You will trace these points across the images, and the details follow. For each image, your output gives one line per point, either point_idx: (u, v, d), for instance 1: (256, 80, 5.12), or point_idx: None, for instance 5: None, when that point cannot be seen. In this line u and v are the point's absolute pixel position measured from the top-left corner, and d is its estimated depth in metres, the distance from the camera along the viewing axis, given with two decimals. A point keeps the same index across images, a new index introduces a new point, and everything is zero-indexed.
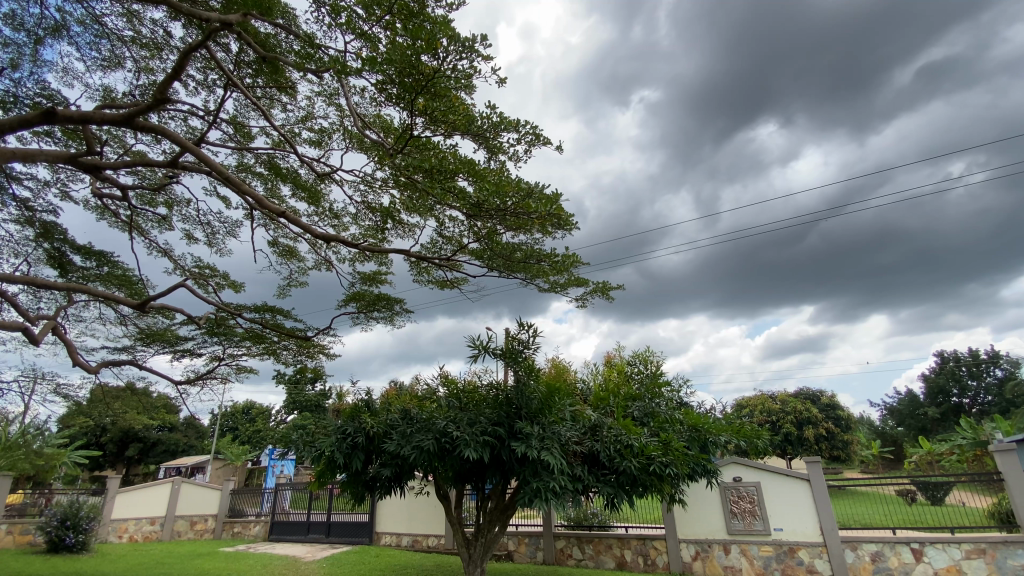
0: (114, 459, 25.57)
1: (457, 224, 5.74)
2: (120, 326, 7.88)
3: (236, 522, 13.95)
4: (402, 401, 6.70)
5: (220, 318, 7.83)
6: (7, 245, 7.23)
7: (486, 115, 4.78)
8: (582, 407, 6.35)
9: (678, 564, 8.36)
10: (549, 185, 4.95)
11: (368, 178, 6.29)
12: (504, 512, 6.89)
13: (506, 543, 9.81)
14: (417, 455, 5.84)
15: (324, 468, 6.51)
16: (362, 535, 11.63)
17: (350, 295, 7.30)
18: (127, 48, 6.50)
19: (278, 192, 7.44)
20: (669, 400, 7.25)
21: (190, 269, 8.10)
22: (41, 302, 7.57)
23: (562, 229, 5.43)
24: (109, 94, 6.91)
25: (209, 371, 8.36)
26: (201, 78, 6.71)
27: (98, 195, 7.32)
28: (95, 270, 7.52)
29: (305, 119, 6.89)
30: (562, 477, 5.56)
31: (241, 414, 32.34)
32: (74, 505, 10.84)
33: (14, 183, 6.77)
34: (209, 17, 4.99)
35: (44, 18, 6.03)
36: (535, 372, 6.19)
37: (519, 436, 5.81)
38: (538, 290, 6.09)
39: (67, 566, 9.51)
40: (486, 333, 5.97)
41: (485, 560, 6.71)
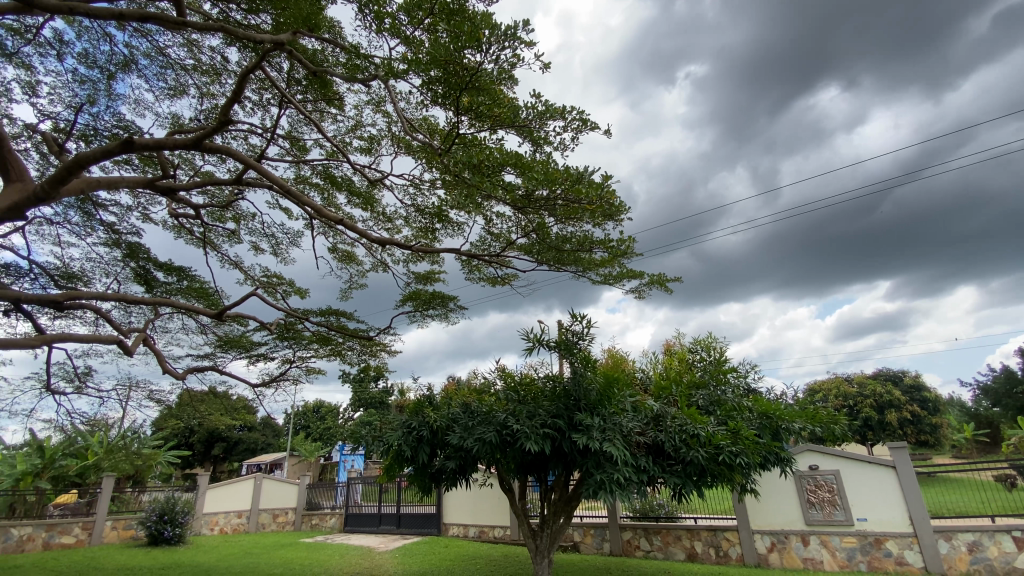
0: (202, 458, 27.84)
1: (505, 220, 5.75)
2: (201, 335, 8.49)
3: (313, 515, 14.84)
4: (462, 395, 6.81)
5: (289, 323, 8.25)
6: (100, 266, 7.95)
7: (531, 106, 4.70)
8: (643, 397, 6.21)
9: (753, 555, 8.05)
10: (599, 169, 4.81)
11: (417, 180, 6.42)
12: (568, 503, 6.88)
13: (572, 535, 9.81)
14: (479, 447, 5.93)
15: (392, 461, 6.74)
16: (431, 526, 12.03)
17: (406, 295, 7.49)
18: (189, 76, 6.94)
19: (334, 200, 7.75)
20: (735, 387, 6.96)
21: (259, 278, 8.60)
22: (132, 316, 8.26)
23: (613, 217, 5.30)
24: (177, 120, 7.42)
25: (281, 373, 8.86)
26: (258, 99, 7.09)
27: (174, 215, 7.89)
28: (176, 285, 8.14)
29: (354, 129, 7.12)
30: (626, 468, 5.47)
31: (312, 413, 34.25)
32: (170, 501, 11.88)
33: (102, 209, 7.43)
34: (261, 38, 5.22)
35: (115, 54, 6.55)
36: (592, 362, 6.12)
37: (579, 428, 5.76)
38: (591, 282, 6.00)
39: (168, 557, 10.44)
40: (541, 326, 5.94)
41: (552, 551, 6.73)
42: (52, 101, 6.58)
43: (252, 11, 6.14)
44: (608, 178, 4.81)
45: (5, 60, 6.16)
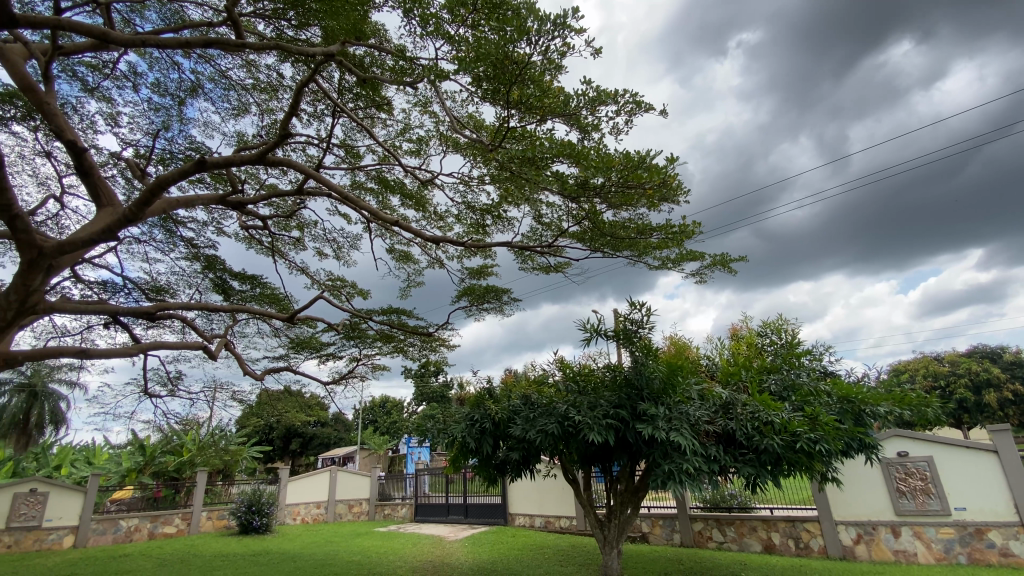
0: (282, 452, 29.90)
1: (555, 208, 5.67)
2: (275, 337, 9.03)
3: (385, 505, 15.59)
4: (522, 387, 6.84)
5: (354, 323, 8.61)
6: (184, 279, 8.62)
7: (582, 92, 4.59)
8: (710, 384, 5.99)
9: (837, 547, 7.62)
10: (660, 152, 4.64)
11: (466, 177, 6.48)
12: (635, 494, 6.75)
13: (640, 525, 9.65)
14: (542, 439, 5.92)
15: (457, 453, 6.87)
16: (498, 516, 12.24)
17: (462, 290, 7.59)
18: (250, 95, 7.35)
19: (389, 203, 7.99)
20: (811, 371, 6.57)
21: (324, 282, 9.02)
22: (213, 323, 8.90)
23: (670, 199, 5.09)
24: (241, 138, 7.89)
25: (349, 371, 9.28)
26: (313, 110, 7.40)
27: (245, 227, 8.41)
28: (250, 292, 8.69)
29: (403, 131, 7.27)
30: (696, 458, 5.30)
31: (379, 408, 35.77)
32: (257, 493, 12.79)
33: (181, 226, 8.03)
34: (313, 51, 5.38)
35: (183, 81, 7.03)
36: (653, 351, 5.97)
37: (643, 417, 5.63)
38: (648, 267, 5.85)
39: (257, 544, 11.26)
40: (599, 316, 5.84)
41: (621, 542, 6.66)
42: (132, 129, 7.16)
43: (302, 26, 6.41)
44: (669, 161, 4.62)
45: (89, 95, 6.77)
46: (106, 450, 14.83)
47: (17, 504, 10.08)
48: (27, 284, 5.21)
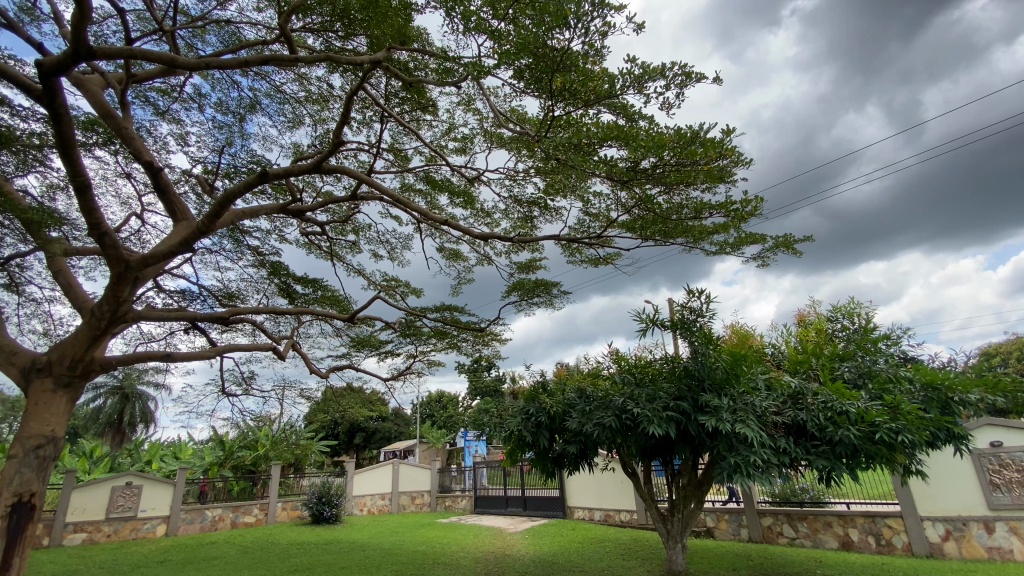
0: (347, 445, 31.45)
1: (603, 198, 5.58)
2: (337, 337, 9.43)
3: (446, 497, 16.03)
4: (576, 380, 6.78)
5: (410, 320, 8.85)
6: (252, 285, 9.16)
7: (627, 70, 4.37)
8: (778, 373, 5.71)
9: (922, 545, 7.09)
10: (714, 125, 4.38)
11: (511, 172, 6.49)
12: (699, 488, 6.55)
13: (704, 520, 9.39)
14: (600, 432, 5.83)
15: (514, 447, 6.92)
16: (556, 509, 12.27)
17: (511, 285, 7.60)
18: (303, 107, 7.69)
19: (437, 202, 8.14)
20: (889, 357, 6.11)
21: (381, 282, 9.33)
22: (280, 325, 9.41)
23: (726, 177, 4.89)
24: (297, 149, 8.27)
25: (407, 367, 9.56)
26: (362, 117, 7.63)
27: (305, 233, 8.84)
28: (313, 294, 9.13)
29: (448, 131, 7.36)
30: (764, 450, 5.08)
31: (435, 402, 36.75)
32: (326, 485, 13.48)
33: (248, 235, 8.53)
34: (360, 59, 5.52)
35: (242, 98, 7.43)
36: (713, 340, 5.77)
37: (706, 409, 5.46)
38: (705, 253, 5.66)
39: (328, 534, 11.86)
40: (654, 306, 5.69)
41: (685, 536, 6.51)
42: (199, 147, 7.66)
43: (349, 36, 6.62)
44: (725, 133, 4.38)
45: (160, 118, 7.30)
46: (191, 445, 16.08)
47: (115, 496, 11.09)
48: (117, 296, 5.70)
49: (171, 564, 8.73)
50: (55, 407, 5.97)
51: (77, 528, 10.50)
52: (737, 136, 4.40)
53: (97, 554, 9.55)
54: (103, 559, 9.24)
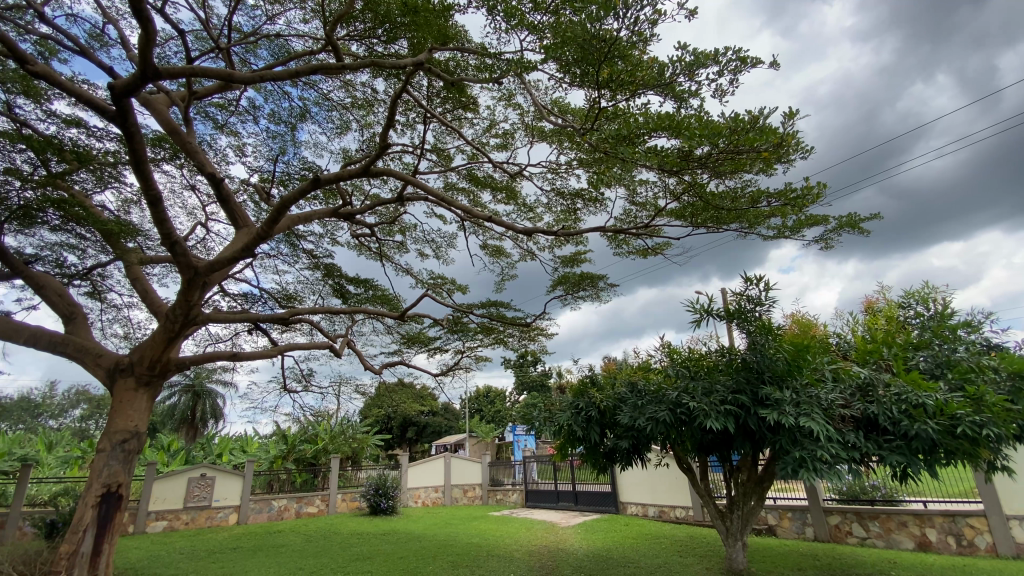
0: (400, 439, 32.53)
1: (651, 186, 5.43)
2: (389, 334, 9.70)
3: (497, 491, 16.21)
4: (627, 374, 6.66)
5: (457, 317, 8.99)
6: (309, 286, 9.56)
7: (678, 58, 4.20)
8: (845, 363, 5.40)
9: (1011, 547, 6.55)
10: (776, 110, 4.11)
11: (554, 165, 6.45)
12: (760, 484, 6.31)
13: (766, 517, 9.07)
14: (653, 427, 5.70)
15: (564, 441, 6.88)
16: (609, 504, 12.17)
17: (556, 279, 7.55)
18: (350, 113, 7.93)
19: (480, 199, 8.20)
20: (971, 345, 5.65)
21: (428, 280, 9.52)
22: (335, 324, 9.79)
23: (784, 161, 4.63)
24: (346, 154, 8.55)
25: (456, 363, 9.72)
26: (405, 119, 7.78)
27: (355, 235, 9.14)
28: (364, 294, 9.45)
29: (490, 128, 7.39)
30: (832, 444, 4.83)
31: (483, 397, 37.20)
32: (382, 478, 13.95)
33: (302, 239, 8.90)
34: (403, 62, 5.61)
35: (293, 108, 7.75)
36: (773, 331, 5.52)
37: (767, 402, 5.24)
38: (762, 238, 5.43)
39: (386, 525, 12.28)
40: (709, 296, 5.50)
41: (746, 534, 6.29)
42: (255, 157, 8.06)
43: (391, 40, 6.76)
44: (786, 117, 4.10)
45: (219, 131, 7.72)
46: (256, 439, 17.03)
47: (192, 487, 11.91)
48: (188, 300, 6.08)
49: (243, 551, 9.29)
50: (137, 404, 6.46)
51: (159, 516, 11.34)
52: (801, 121, 4.10)
53: (177, 540, 10.31)
54: (183, 545, 9.97)
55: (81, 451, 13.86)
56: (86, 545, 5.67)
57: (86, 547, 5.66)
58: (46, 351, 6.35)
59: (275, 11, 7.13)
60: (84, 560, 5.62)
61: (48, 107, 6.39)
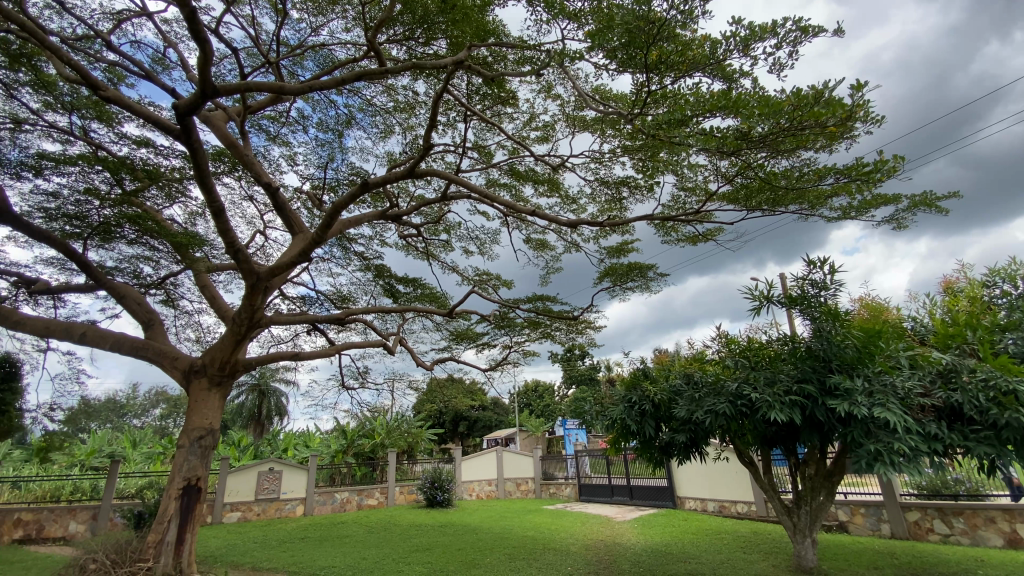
0: (452, 433, 33.30)
1: (701, 170, 5.24)
2: (438, 331, 9.89)
3: (550, 484, 16.25)
4: (681, 366, 6.47)
5: (504, 313, 9.05)
6: (361, 287, 9.88)
7: (732, 33, 4.01)
8: (923, 349, 5.03)
9: None
10: (845, 82, 3.81)
11: (597, 155, 6.35)
12: (829, 479, 5.99)
13: (836, 513, 8.63)
14: (712, 419, 5.50)
15: (618, 435, 6.76)
16: (665, 498, 11.94)
17: (603, 271, 7.42)
18: (393, 117, 8.10)
19: (522, 194, 8.19)
20: None
21: (474, 277, 9.63)
22: (387, 323, 10.08)
23: (847, 135, 4.35)
24: (390, 157, 8.75)
25: (504, 358, 9.79)
26: (447, 119, 7.87)
27: (402, 236, 9.36)
28: (414, 293, 9.68)
29: (530, 121, 7.35)
30: (911, 436, 4.52)
31: (532, 391, 37.32)
32: (437, 471, 14.30)
33: (353, 242, 9.20)
34: (443, 62, 5.65)
35: (339, 115, 8.00)
36: (839, 317, 5.22)
37: (836, 392, 4.95)
38: (824, 220, 5.14)
39: (443, 517, 12.60)
40: (769, 282, 5.24)
41: (815, 531, 6.00)
42: (306, 166, 8.39)
43: (429, 41, 6.85)
44: (856, 90, 3.79)
45: (272, 142, 8.09)
46: (318, 435, 17.85)
47: (262, 480, 12.64)
48: (252, 304, 6.42)
49: (311, 540, 9.79)
50: (210, 403, 6.90)
51: (234, 508, 12.11)
52: (873, 92, 3.78)
53: (251, 530, 10.99)
54: (256, 535, 10.61)
55: (163, 447, 15.00)
56: (170, 534, 6.14)
57: (170, 536, 6.13)
58: (129, 356, 6.88)
59: (319, 22, 7.37)
60: (169, 548, 6.09)
61: (119, 129, 6.89)
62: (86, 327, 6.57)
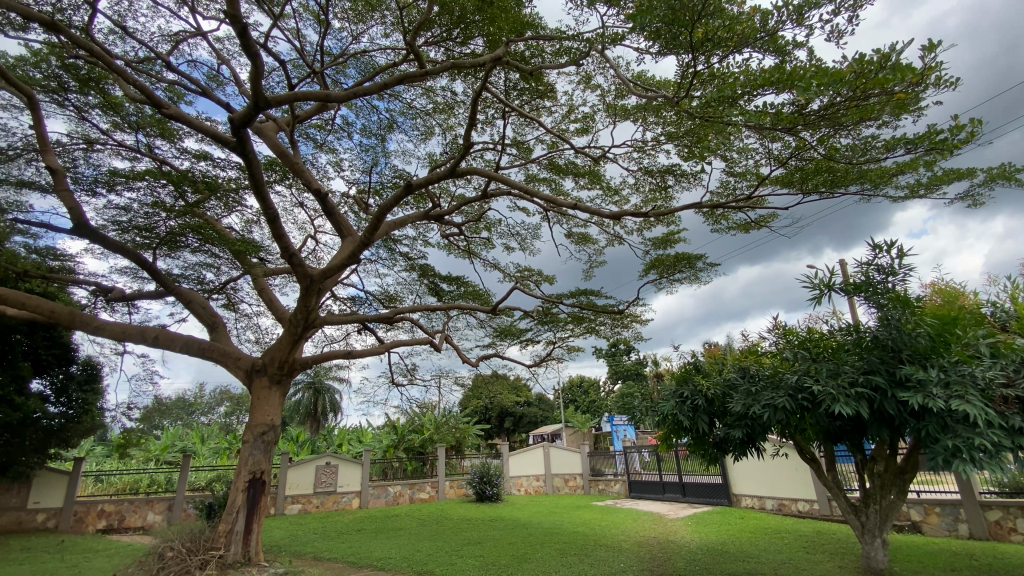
0: (498, 429, 33.70)
1: (752, 153, 5.03)
2: (483, 328, 9.98)
3: (599, 480, 16.11)
4: (735, 359, 6.24)
5: (547, 308, 9.03)
6: (407, 287, 10.11)
7: (782, 3, 3.83)
8: (1006, 336, 4.65)
9: None
10: (913, 44, 3.56)
11: (639, 143, 6.23)
12: (900, 476, 5.64)
13: (907, 513, 8.13)
14: (771, 414, 5.28)
15: (669, 431, 6.60)
16: (720, 496, 11.62)
17: (649, 263, 7.27)
18: (433, 118, 8.23)
19: (562, 187, 8.13)
20: None
21: (516, 274, 9.66)
22: (433, 321, 10.28)
23: (914, 104, 4.07)
24: (431, 158, 8.90)
25: (549, 354, 9.78)
26: (486, 117, 7.92)
27: (445, 235, 9.51)
28: (457, 291, 9.82)
29: (569, 113, 7.28)
30: (994, 430, 4.19)
31: (577, 387, 37.10)
32: (485, 466, 14.48)
33: (398, 243, 9.42)
34: (482, 59, 5.66)
35: (381, 120, 8.20)
36: (908, 303, 4.90)
37: (907, 384, 4.65)
38: (889, 200, 4.84)
39: (493, 511, 12.75)
40: (830, 269, 4.97)
41: (886, 531, 5.67)
42: (352, 170, 8.65)
43: (466, 40, 6.90)
44: (927, 50, 3.52)
45: (319, 149, 8.40)
46: (370, 430, 18.45)
47: (319, 474, 13.20)
48: (307, 306, 6.70)
49: (367, 532, 10.15)
50: (271, 400, 7.27)
51: (295, 500, 12.73)
52: (945, 53, 3.51)
53: (311, 522, 11.52)
54: (317, 526, 11.11)
55: (228, 442, 15.94)
56: (239, 524, 6.54)
57: (239, 527, 6.53)
58: (197, 356, 7.33)
59: (360, 30, 7.56)
60: (238, 537, 6.49)
61: (181, 145, 7.34)
62: (158, 331, 7.03)
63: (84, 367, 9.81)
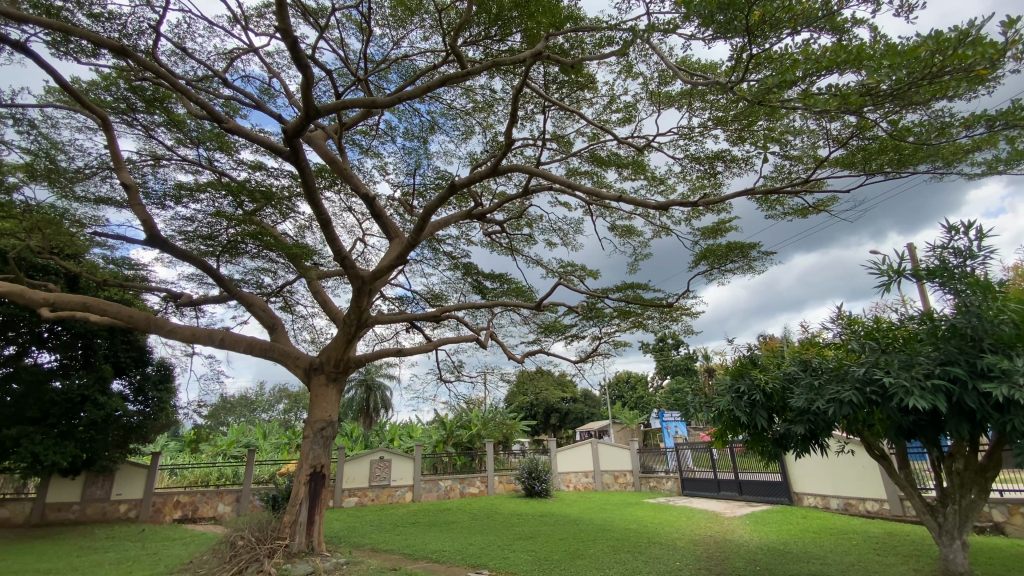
0: (545, 425, 33.71)
1: (809, 135, 4.78)
2: (527, 324, 10.02)
3: (650, 478, 15.81)
4: (793, 352, 5.98)
5: (592, 303, 8.95)
6: (452, 285, 10.27)
7: None
8: None
9: None
10: (993, 15, 3.29)
11: (685, 130, 6.06)
12: (983, 474, 5.24)
13: (989, 514, 7.54)
14: (836, 409, 5.03)
15: (724, 427, 6.39)
16: (780, 494, 11.18)
17: (698, 254, 7.06)
18: (473, 117, 8.31)
19: (604, 180, 8.02)
20: None
21: (559, 269, 9.63)
22: (479, 318, 10.42)
23: (992, 74, 3.76)
24: (472, 157, 9.00)
25: (595, 349, 9.69)
26: (526, 113, 7.92)
27: (488, 233, 9.60)
28: (501, 287, 9.90)
29: (611, 104, 7.19)
30: None
31: (624, 383, 36.56)
32: (534, 462, 14.53)
33: (443, 242, 9.58)
34: (522, 56, 5.65)
35: (423, 122, 8.35)
36: (988, 289, 4.54)
37: (990, 374, 4.32)
38: (964, 178, 4.49)
39: (542, 507, 12.80)
40: (900, 254, 4.67)
41: (966, 533, 5.29)
42: (396, 173, 8.88)
43: (505, 37, 6.93)
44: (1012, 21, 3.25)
45: (365, 154, 8.66)
46: (420, 426, 18.89)
47: (374, 468, 13.66)
48: (359, 306, 6.95)
49: (420, 525, 10.44)
50: (329, 397, 7.59)
51: (351, 493, 13.25)
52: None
53: (367, 514, 11.97)
54: (373, 519, 11.53)
55: (288, 437, 16.75)
56: (302, 515, 6.89)
57: (302, 517, 6.88)
58: (259, 356, 7.74)
59: (400, 35, 7.73)
60: (301, 527, 6.85)
61: (237, 156, 7.77)
62: (224, 333, 7.47)
63: (158, 368, 10.54)
